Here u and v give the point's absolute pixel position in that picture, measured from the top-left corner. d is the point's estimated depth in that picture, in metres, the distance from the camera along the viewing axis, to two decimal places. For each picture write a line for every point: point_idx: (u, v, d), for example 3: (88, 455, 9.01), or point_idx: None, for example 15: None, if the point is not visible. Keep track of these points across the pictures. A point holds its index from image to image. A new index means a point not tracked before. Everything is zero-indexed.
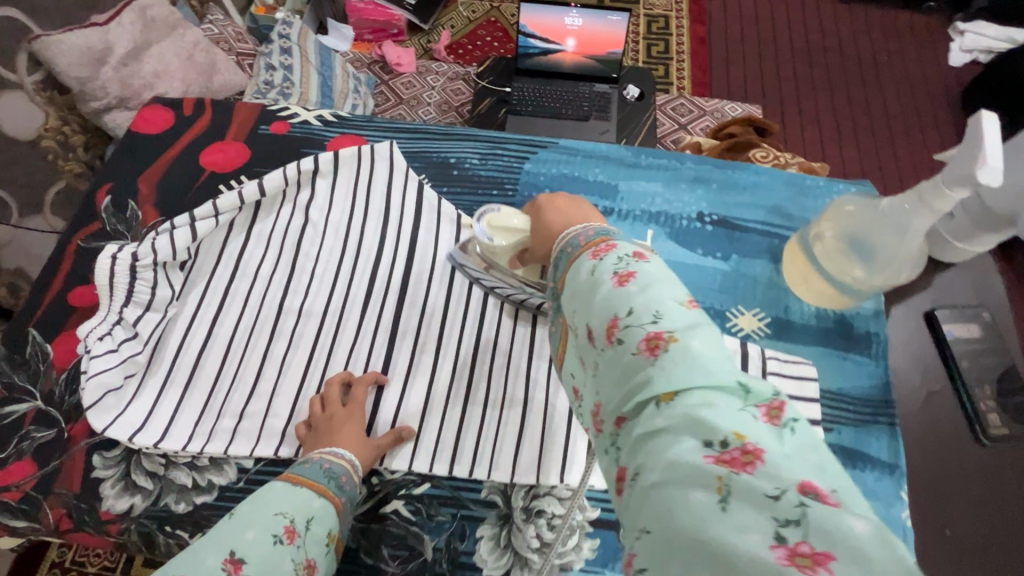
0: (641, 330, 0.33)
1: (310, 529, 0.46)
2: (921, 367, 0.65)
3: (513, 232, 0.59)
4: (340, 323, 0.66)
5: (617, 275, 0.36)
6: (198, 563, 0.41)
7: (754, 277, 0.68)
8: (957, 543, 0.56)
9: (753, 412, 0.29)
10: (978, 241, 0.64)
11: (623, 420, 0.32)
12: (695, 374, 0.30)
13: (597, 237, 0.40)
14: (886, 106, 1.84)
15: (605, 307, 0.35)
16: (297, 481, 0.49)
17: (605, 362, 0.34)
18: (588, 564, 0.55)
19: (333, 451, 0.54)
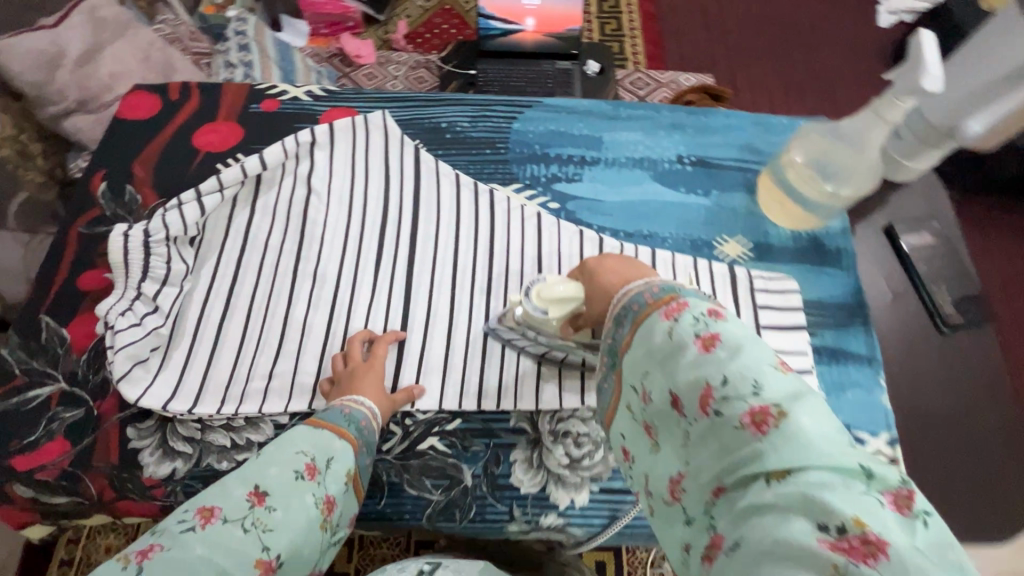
0: (743, 403, 0.33)
1: (330, 468, 0.50)
2: (886, 274, 0.72)
3: (564, 300, 0.56)
4: (355, 283, 0.68)
5: (700, 339, 0.36)
6: (225, 495, 0.45)
7: (733, 209, 0.75)
8: (926, 416, 0.65)
9: (879, 497, 0.28)
10: (922, 157, 0.70)
11: (721, 490, 0.33)
12: (809, 454, 0.30)
13: (665, 294, 0.41)
14: (826, 67, 1.96)
15: (696, 374, 0.36)
16: (319, 423, 0.53)
17: (701, 431, 0.35)
18: (616, 472, 0.60)
19: (355, 398, 0.56)
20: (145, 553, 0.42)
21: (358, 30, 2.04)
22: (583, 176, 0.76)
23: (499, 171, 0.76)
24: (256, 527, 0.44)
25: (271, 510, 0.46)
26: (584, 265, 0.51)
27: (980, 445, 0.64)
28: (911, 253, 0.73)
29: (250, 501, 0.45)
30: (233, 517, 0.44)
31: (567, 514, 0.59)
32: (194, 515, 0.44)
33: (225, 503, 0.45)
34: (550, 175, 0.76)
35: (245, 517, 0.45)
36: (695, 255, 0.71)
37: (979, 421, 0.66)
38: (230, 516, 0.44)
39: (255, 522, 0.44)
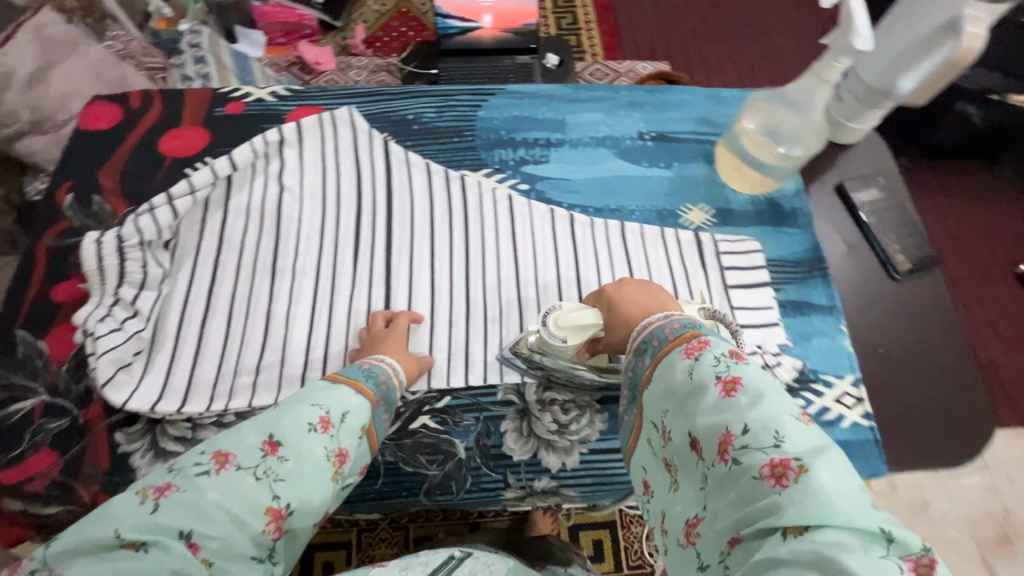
0: (764, 455, 0.40)
1: (344, 421, 0.50)
2: (840, 229, 0.77)
3: (583, 328, 0.59)
4: (334, 274, 0.69)
5: (722, 383, 0.44)
6: (239, 442, 0.46)
7: (694, 178, 0.78)
8: (889, 357, 0.69)
9: (898, 563, 0.34)
10: (864, 118, 0.76)
11: (736, 541, 0.39)
12: (826, 513, 0.36)
13: (685, 330, 0.49)
14: (775, 48, 2.03)
15: (721, 419, 0.43)
16: (336, 380, 0.54)
17: (722, 476, 0.42)
18: (603, 433, 0.63)
19: (378, 357, 0.59)
20: (162, 490, 0.43)
21: (314, 38, 2.04)
22: (549, 157, 0.79)
23: (469, 157, 0.78)
24: (268, 476, 0.45)
25: (283, 460, 0.46)
26: (603, 291, 0.59)
27: (942, 381, 0.68)
28: (862, 208, 0.78)
29: (263, 450, 0.46)
30: (246, 465, 0.45)
31: (560, 477, 0.61)
32: (210, 459, 0.44)
33: (240, 451, 0.45)
34: (518, 158, 0.79)
35: (258, 465, 0.45)
36: (662, 225, 0.75)
37: (940, 359, 0.70)
38: (243, 463, 0.45)
39: (267, 471, 0.45)
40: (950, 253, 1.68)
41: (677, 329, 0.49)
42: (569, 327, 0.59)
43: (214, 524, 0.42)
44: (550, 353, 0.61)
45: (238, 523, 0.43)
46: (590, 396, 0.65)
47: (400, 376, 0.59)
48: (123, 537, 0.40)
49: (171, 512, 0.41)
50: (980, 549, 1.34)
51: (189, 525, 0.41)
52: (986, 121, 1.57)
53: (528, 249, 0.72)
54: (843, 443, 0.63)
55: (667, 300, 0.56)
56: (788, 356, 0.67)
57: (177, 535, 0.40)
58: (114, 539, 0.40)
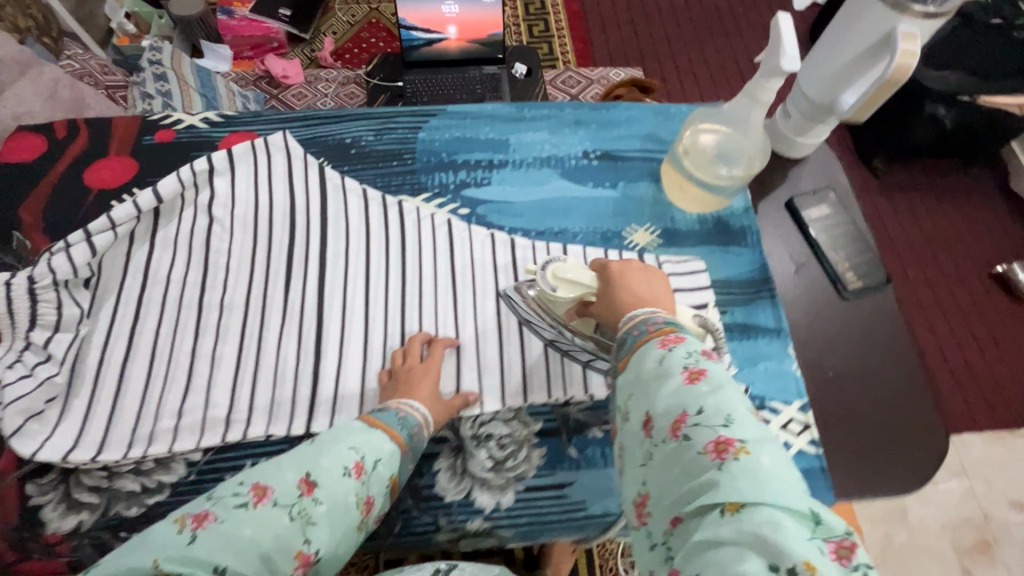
0: (712, 432, 0.39)
1: (376, 470, 0.52)
2: (789, 248, 0.75)
3: (576, 284, 0.58)
4: (264, 309, 0.67)
5: (687, 371, 0.43)
6: (279, 477, 0.47)
7: (640, 198, 0.76)
8: (838, 380, 0.67)
9: (821, 545, 0.33)
10: (814, 133, 0.76)
11: (678, 521, 0.38)
12: (765, 493, 0.35)
13: (665, 326, 0.48)
14: (748, 51, 2.02)
15: (679, 402, 0.42)
16: (373, 423, 0.55)
17: (670, 453, 0.41)
18: (540, 469, 0.60)
19: (409, 402, 0.59)
20: (199, 520, 0.43)
21: (282, 50, 2.00)
22: (491, 179, 0.77)
23: (407, 182, 0.76)
24: (302, 517, 0.46)
25: (317, 503, 0.47)
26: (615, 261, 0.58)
27: (894, 405, 0.66)
28: (811, 224, 0.76)
29: (300, 488, 0.47)
30: (283, 502, 0.46)
31: (494, 517, 0.58)
32: (248, 492, 0.46)
33: (277, 485, 0.47)
34: (458, 181, 0.76)
35: (294, 504, 0.46)
36: (606, 246, 0.73)
37: (892, 381, 0.68)
38: (280, 501, 0.46)
39: (301, 511, 0.46)
40: (926, 256, 1.67)
41: (657, 323, 0.48)
42: (561, 278, 0.59)
43: (246, 563, 0.41)
44: (545, 307, 0.62)
45: (269, 566, 0.43)
46: (529, 429, 0.62)
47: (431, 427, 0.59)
48: (160, 567, 0.39)
49: (207, 542, 0.41)
50: (959, 555, 1.33)
51: (226, 560, 0.41)
52: (955, 121, 1.56)
53: (466, 277, 0.70)
54: None
55: (663, 292, 0.54)
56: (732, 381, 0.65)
57: (213, 571, 0.40)
58: (151, 570, 0.38)
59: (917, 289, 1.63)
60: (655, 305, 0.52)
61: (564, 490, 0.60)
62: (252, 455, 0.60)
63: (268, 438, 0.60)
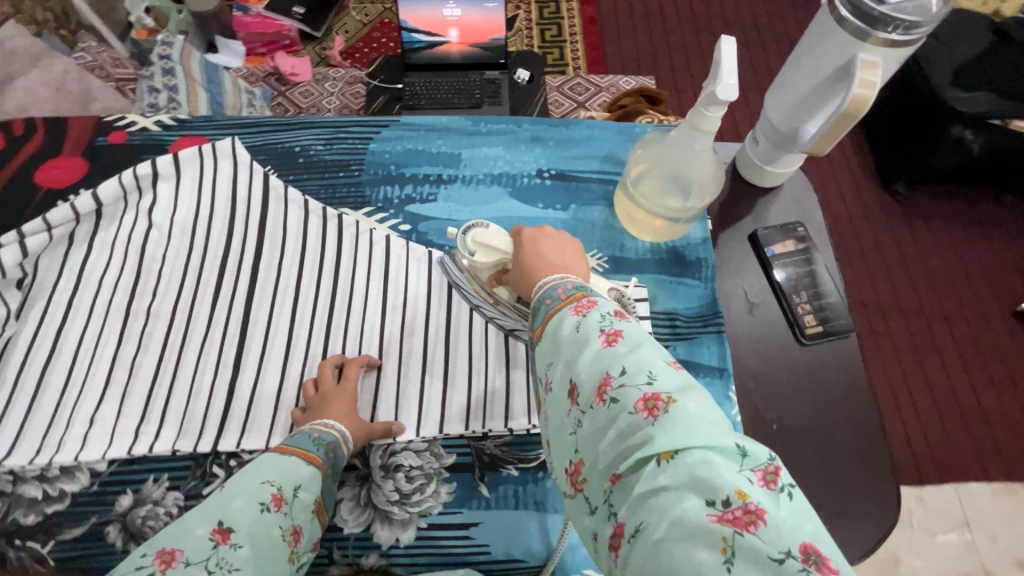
0: (637, 390, 0.37)
1: (298, 496, 0.51)
2: (747, 284, 0.70)
3: (495, 251, 0.57)
4: (190, 319, 0.66)
5: (605, 334, 0.40)
6: (186, 538, 0.46)
7: (591, 223, 0.72)
8: (783, 433, 0.62)
9: (749, 476, 0.32)
10: (784, 163, 0.70)
11: (616, 477, 0.35)
12: (695, 436, 0.33)
13: (577, 292, 0.45)
14: (770, 63, 1.93)
15: (599, 365, 0.39)
16: (284, 449, 0.54)
17: (598, 418, 0.37)
18: (446, 506, 0.58)
19: (326, 422, 0.57)
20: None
21: (295, 48, 2.01)
22: (437, 195, 0.74)
23: (351, 194, 0.74)
24: (221, 568, 0.45)
25: (237, 548, 0.47)
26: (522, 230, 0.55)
27: (842, 468, 0.61)
28: (774, 259, 0.71)
29: (215, 540, 0.46)
30: (196, 559, 0.45)
31: (391, 553, 0.56)
32: (154, 560, 0.44)
33: (186, 545, 0.46)
34: (403, 196, 0.74)
35: (209, 558, 0.45)
36: None
37: (844, 440, 0.62)
38: (192, 559, 0.45)
39: (220, 563, 0.45)
40: (944, 288, 1.57)
41: (569, 289, 0.45)
42: (480, 244, 0.57)
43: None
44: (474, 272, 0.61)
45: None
46: (441, 462, 0.60)
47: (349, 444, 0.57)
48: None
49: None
50: None
51: None
52: (983, 148, 1.46)
53: (399, 298, 0.69)
54: None
55: (574, 258, 0.52)
56: None
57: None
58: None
59: (933, 324, 1.53)
60: (566, 271, 0.49)
61: (468, 531, 0.57)
62: (156, 469, 0.59)
63: (174, 453, 0.59)
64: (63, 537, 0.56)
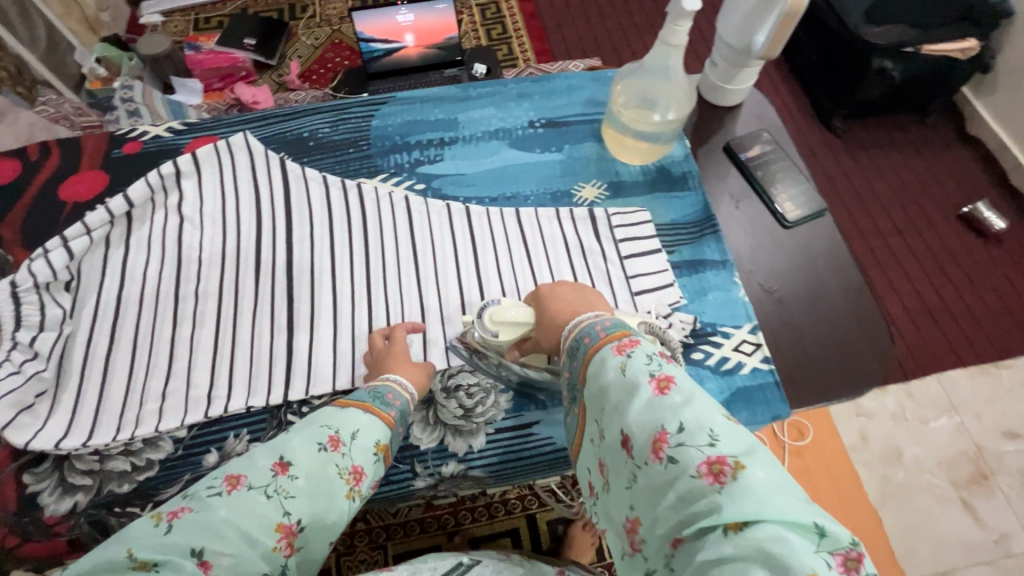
0: (699, 452, 0.38)
1: (355, 441, 0.51)
2: (731, 187, 0.80)
3: (515, 325, 0.60)
4: (237, 294, 0.71)
5: (655, 381, 0.42)
6: (252, 462, 0.45)
7: (585, 157, 0.81)
8: (783, 300, 0.72)
9: (827, 559, 0.32)
10: (740, 80, 0.81)
11: (679, 541, 0.37)
12: (764, 509, 0.34)
13: (615, 330, 0.47)
14: None
15: (656, 418, 0.40)
16: (346, 403, 0.55)
17: (656, 477, 0.39)
18: (508, 412, 0.64)
19: (384, 376, 0.60)
20: (175, 514, 0.42)
21: (251, 79, 2.04)
22: (443, 155, 0.81)
23: (364, 166, 0.80)
24: (278, 495, 0.45)
25: (295, 479, 0.46)
26: (538, 290, 0.59)
27: (840, 319, 0.71)
28: (748, 163, 0.80)
29: (275, 469, 0.46)
30: (258, 484, 0.44)
31: (467, 459, 0.62)
32: (221, 483, 0.44)
33: (249, 471, 0.45)
34: (413, 160, 0.81)
35: (269, 484, 0.45)
36: (556, 205, 0.77)
37: (837, 297, 0.72)
38: (254, 484, 0.44)
39: (278, 489, 0.45)
40: (894, 207, 1.71)
41: (608, 327, 0.47)
42: (499, 323, 0.60)
43: (226, 543, 0.41)
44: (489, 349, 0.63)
45: (251, 542, 0.42)
46: (495, 376, 0.66)
47: (410, 391, 0.60)
48: (135, 557, 0.38)
49: (181, 533, 0.40)
50: (957, 489, 1.35)
51: (200, 543, 0.40)
52: (904, 74, 1.62)
53: (428, 241, 0.75)
54: (746, 390, 0.65)
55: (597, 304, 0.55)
56: (682, 314, 0.69)
57: (189, 553, 0.39)
58: (125, 560, 0.38)
59: (890, 241, 1.67)
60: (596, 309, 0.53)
61: (531, 428, 0.64)
62: (234, 427, 0.63)
63: (249, 410, 0.64)
64: (159, 498, 0.59)
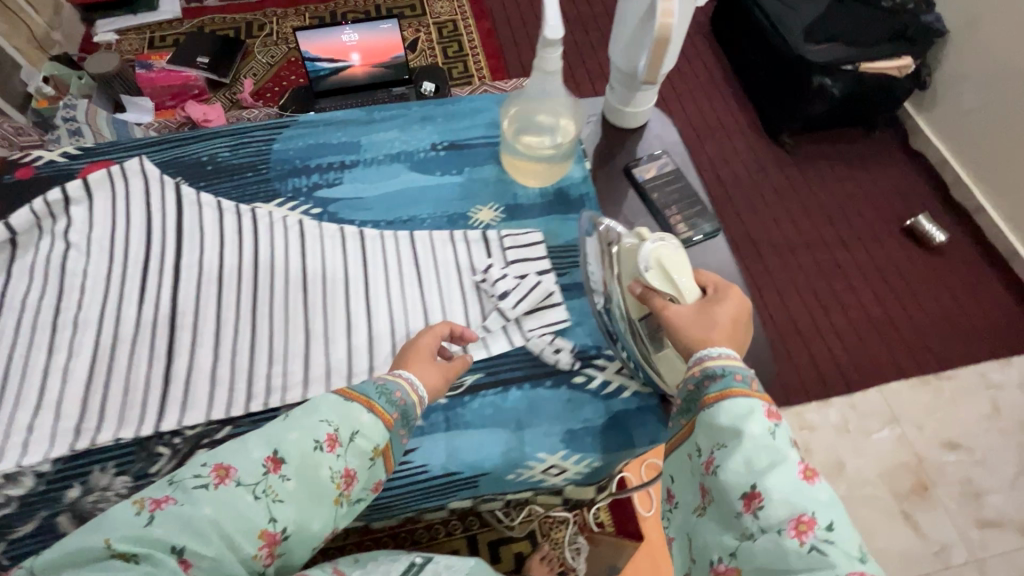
0: (847, 561, 0.38)
1: (352, 441, 0.51)
2: (628, 208, 0.81)
3: (670, 281, 0.57)
4: (118, 321, 0.69)
5: (805, 467, 0.43)
6: (242, 457, 0.47)
7: (484, 179, 0.81)
8: None
9: None
10: (641, 103, 0.82)
11: None
12: None
13: (762, 390, 0.48)
14: None
15: (802, 502, 0.41)
16: (349, 394, 0.53)
17: (782, 549, 0.40)
18: None
19: (394, 372, 0.57)
20: (158, 503, 0.44)
21: (204, 97, 1.98)
22: (343, 179, 0.81)
23: (262, 190, 0.80)
24: (267, 496, 0.46)
25: (285, 480, 0.47)
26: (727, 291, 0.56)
27: None
28: (646, 184, 0.81)
29: (266, 467, 0.47)
30: (247, 481, 0.46)
31: None
32: (210, 473, 0.45)
33: (241, 465, 0.47)
34: (311, 184, 0.81)
35: (258, 483, 0.46)
36: (451, 228, 0.77)
37: None
38: (243, 480, 0.46)
39: (267, 491, 0.46)
40: (838, 219, 1.73)
41: (758, 384, 0.48)
42: (662, 266, 0.57)
43: (208, 544, 0.42)
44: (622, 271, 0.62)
45: (232, 545, 0.43)
46: None
47: (420, 391, 0.57)
48: (113, 547, 0.40)
49: (165, 526, 0.42)
50: (898, 500, 1.35)
51: (181, 541, 0.42)
52: (843, 91, 1.65)
53: (318, 265, 0.74)
54: (623, 411, 0.65)
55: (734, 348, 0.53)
56: (564, 340, 0.69)
57: (171, 549, 0.41)
58: (105, 549, 0.40)
59: (835, 250, 1.69)
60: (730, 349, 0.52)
61: (408, 456, 0.62)
62: (100, 460, 0.61)
63: (117, 442, 0.62)
64: (13, 536, 0.58)
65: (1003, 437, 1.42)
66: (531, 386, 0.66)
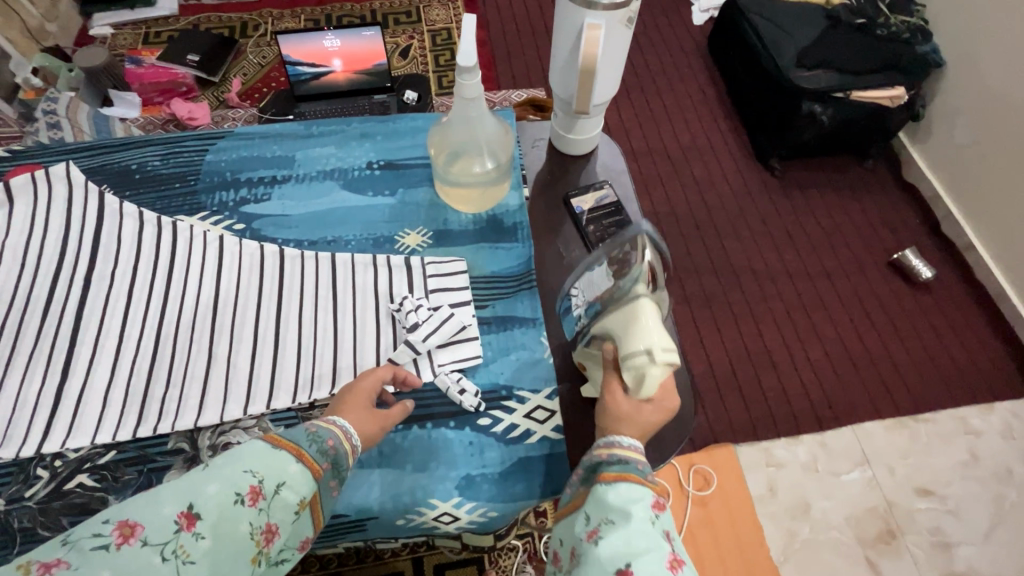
0: None
1: (277, 493, 0.45)
2: (562, 239, 0.78)
3: (631, 374, 0.54)
4: (19, 332, 0.67)
5: (676, 556, 0.43)
6: (152, 511, 0.40)
7: (417, 203, 0.78)
8: None
9: None
10: (587, 130, 0.80)
11: None
12: None
13: (655, 481, 0.50)
14: (653, 44, 1.99)
15: None
16: (278, 442, 0.49)
17: None
18: None
19: (328, 419, 0.54)
20: (47, 568, 0.37)
21: (192, 95, 1.88)
22: (272, 195, 0.79)
23: (186, 203, 0.78)
24: (176, 558, 0.39)
25: (199, 539, 0.41)
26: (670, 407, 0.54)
27: None
28: (583, 216, 0.78)
29: (179, 524, 0.40)
30: (154, 541, 0.39)
31: None
32: (112, 531, 0.39)
33: (148, 520, 0.40)
34: (238, 199, 0.78)
35: (168, 543, 0.40)
36: (375, 251, 0.75)
37: None
38: (150, 540, 0.39)
39: (177, 552, 0.39)
40: (827, 247, 1.60)
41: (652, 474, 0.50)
42: (634, 368, 0.53)
43: None
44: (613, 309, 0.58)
45: None
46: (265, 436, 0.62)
47: (353, 440, 0.54)
48: None
49: None
50: (863, 546, 1.21)
51: None
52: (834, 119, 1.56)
53: (228, 286, 0.71)
54: (524, 457, 0.62)
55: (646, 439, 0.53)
56: (474, 379, 0.66)
57: None
58: None
59: (816, 281, 1.54)
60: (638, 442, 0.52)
61: None
62: None
63: None
64: None
65: (980, 486, 1.27)
66: (433, 425, 0.63)
